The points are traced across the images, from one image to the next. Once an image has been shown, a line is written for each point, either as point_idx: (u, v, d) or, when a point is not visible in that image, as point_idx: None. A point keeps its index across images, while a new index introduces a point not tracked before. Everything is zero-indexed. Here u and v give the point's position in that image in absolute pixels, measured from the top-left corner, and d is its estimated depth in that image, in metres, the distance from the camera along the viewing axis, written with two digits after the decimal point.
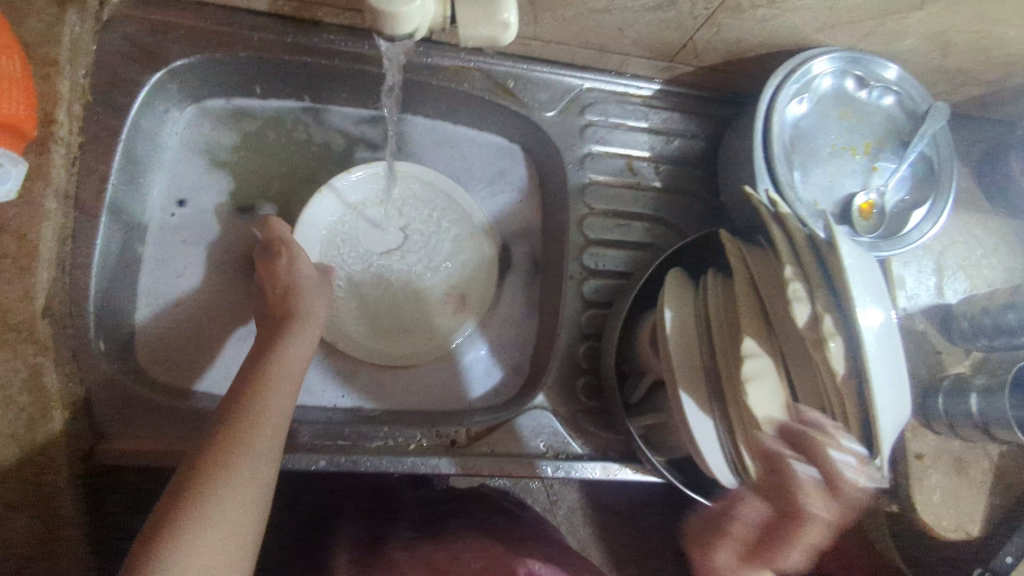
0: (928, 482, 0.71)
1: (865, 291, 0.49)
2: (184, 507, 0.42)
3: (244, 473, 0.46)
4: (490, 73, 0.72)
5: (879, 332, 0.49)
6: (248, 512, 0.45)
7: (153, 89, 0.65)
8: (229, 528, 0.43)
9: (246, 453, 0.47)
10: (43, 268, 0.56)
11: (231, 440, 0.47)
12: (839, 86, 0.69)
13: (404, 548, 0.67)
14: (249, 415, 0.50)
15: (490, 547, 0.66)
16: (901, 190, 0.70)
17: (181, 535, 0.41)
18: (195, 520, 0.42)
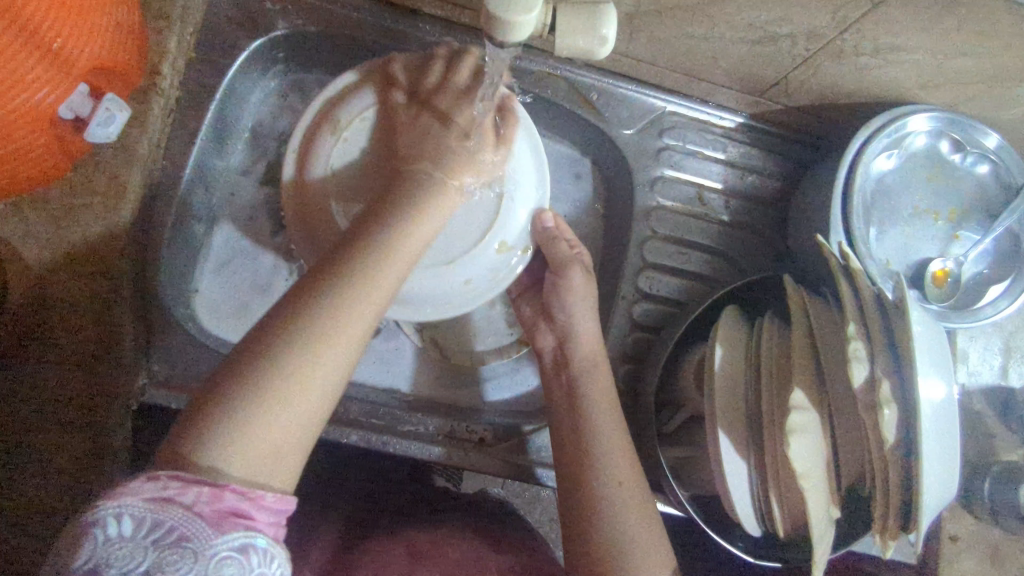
0: (959, 565, 0.68)
1: (930, 364, 0.48)
2: (241, 388, 0.40)
3: (317, 373, 0.42)
4: (575, 83, 0.72)
5: (937, 408, 0.47)
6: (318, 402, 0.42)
7: (251, 55, 0.68)
8: (291, 422, 0.41)
9: (329, 349, 0.42)
10: (127, 208, 0.60)
11: (314, 324, 0.42)
12: (933, 146, 0.67)
13: (388, 537, 0.68)
14: (338, 309, 0.43)
15: (475, 547, 0.67)
16: (979, 263, 0.68)
17: (239, 419, 0.39)
18: (259, 406, 0.40)
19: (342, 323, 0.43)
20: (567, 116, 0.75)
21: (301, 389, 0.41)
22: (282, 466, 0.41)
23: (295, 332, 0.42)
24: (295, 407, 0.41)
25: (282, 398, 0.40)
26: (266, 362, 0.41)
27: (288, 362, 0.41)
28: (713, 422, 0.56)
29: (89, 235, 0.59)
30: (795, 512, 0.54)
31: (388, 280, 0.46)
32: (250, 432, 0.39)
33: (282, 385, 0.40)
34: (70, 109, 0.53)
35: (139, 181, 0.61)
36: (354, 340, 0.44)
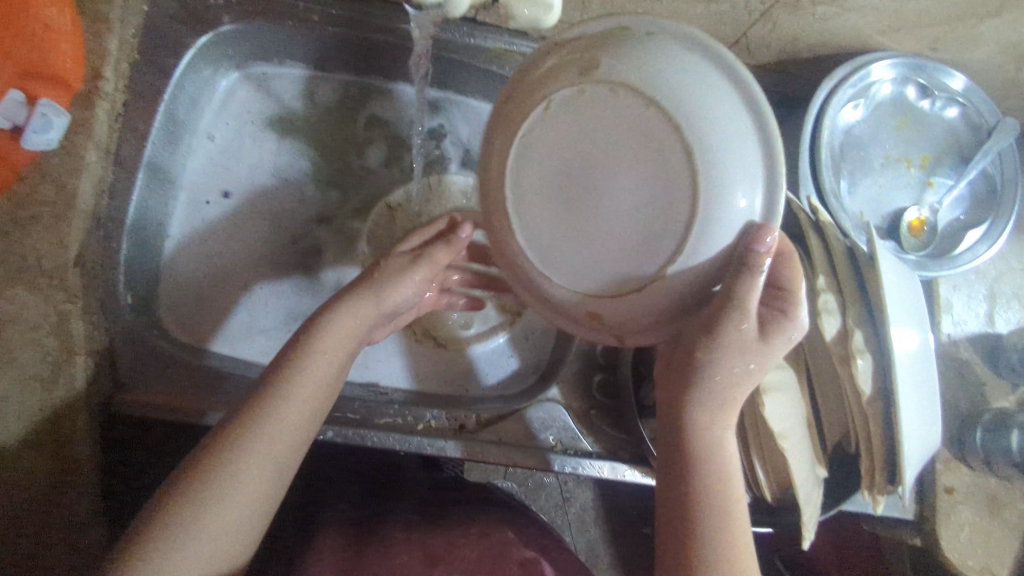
0: (957, 518, 0.67)
1: (902, 310, 0.47)
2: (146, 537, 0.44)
3: (223, 500, 0.46)
4: (533, 57, 0.69)
5: (912, 354, 0.46)
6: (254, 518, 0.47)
7: (198, 53, 0.68)
8: (203, 560, 0.44)
9: (224, 478, 0.46)
10: (79, 218, 0.58)
11: (244, 451, 0.47)
12: (899, 93, 0.65)
13: (401, 532, 0.70)
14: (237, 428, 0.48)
15: (491, 540, 0.70)
16: (956, 209, 0.66)
17: (142, 557, 0.43)
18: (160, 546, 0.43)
19: (252, 473, 0.47)
20: None
21: (216, 524, 0.45)
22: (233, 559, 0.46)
23: (195, 504, 0.45)
24: (212, 530, 0.45)
25: (218, 525, 0.45)
26: (202, 500, 0.45)
27: (210, 486, 0.46)
28: None
29: (40, 248, 0.56)
30: (779, 473, 0.53)
31: (299, 429, 0.50)
32: (192, 551, 0.44)
33: (207, 511, 0.45)
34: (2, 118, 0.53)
35: (88, 189, 0.58)
36: (269, 476, 0.48)
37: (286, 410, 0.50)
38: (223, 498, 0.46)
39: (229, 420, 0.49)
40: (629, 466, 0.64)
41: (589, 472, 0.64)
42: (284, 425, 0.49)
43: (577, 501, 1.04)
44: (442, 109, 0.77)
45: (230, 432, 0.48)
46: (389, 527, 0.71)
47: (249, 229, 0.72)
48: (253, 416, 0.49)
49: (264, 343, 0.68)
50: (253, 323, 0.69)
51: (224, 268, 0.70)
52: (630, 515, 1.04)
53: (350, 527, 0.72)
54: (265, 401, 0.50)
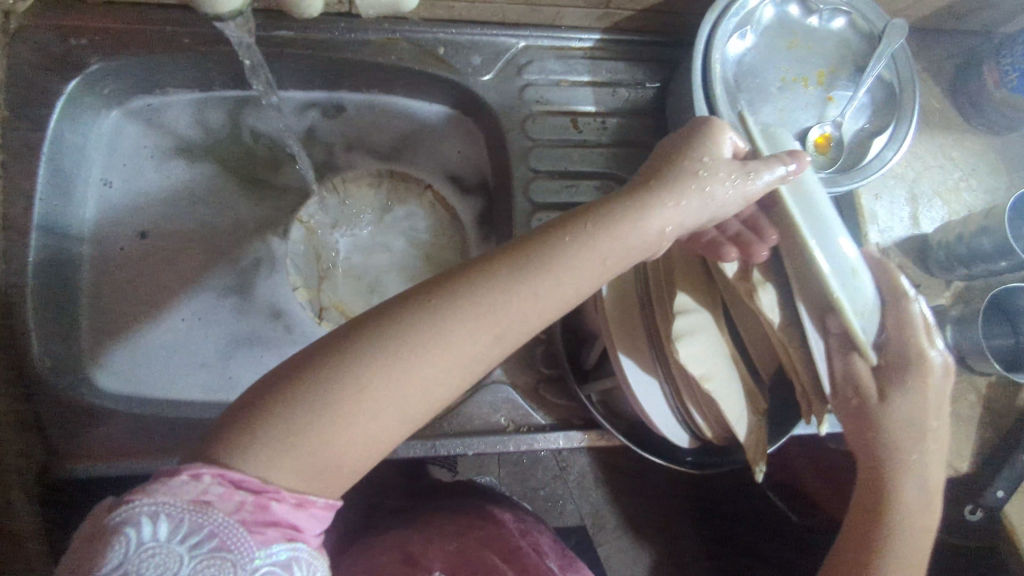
0: None
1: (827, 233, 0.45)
2: (288, 406, 0.37)
3: (387, 380, 0.39)
4: (418, 42, 0.70)
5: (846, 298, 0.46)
6: (383, 435, 0.40)
7: (70, 99, 0.65)
8: (345, 442, 0.38)
9: (438, 358, 0.40)
10: None
11: (476, 338, 0.41)
12: (783, 14, 0.65)
13: (380, 536, 0.70)
14: (481, 308, 0.41)
15: (470, 533, 0.70)
16: (860, 117, 0.66)
17: (280, 423, 0.37)
18: (301, 416, 0.37)
19: (459, 353, 0.40)
20: (419, 77, 0.72)
21: (365, 408, 0.39)
22: (347, 468, 0.39)
23: (342, 376, 0.38)
24: (356, 410, 0.39)
25: (354, 428, 0.38)
26: (321, 391, 0.38)
27: (424, 362, 0.40)
28: (611, 345, 0.52)
29: None
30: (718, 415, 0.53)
31: (571, 286, 0.43)
32: (311, 451, 0.37)
33: (360, 407, 0.38)
34: None
35: None
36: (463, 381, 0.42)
37: (490, 326, 0.41)
38: (389, 377, 0.39)
39: (470, 290, 0.41)
40: (583, 432, 0.64)
41: (545, 445, 0.64)
42: (532, 301, 0.41)
43: (575, 467, 1.05)
44: (341, 107, 0.76)
45: (444, 329, 0.40)
46: (364, 542, 0.70)
47: (168, 265, 0.70)
48: (477, 301, 0.41)
49: (206, 378, 0.67)
50: (170, 355, 0.68)
51: (151, 312, 0.69)
52: (625, 471, 1.06)
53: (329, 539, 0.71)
54: (468, 299, 0.41)
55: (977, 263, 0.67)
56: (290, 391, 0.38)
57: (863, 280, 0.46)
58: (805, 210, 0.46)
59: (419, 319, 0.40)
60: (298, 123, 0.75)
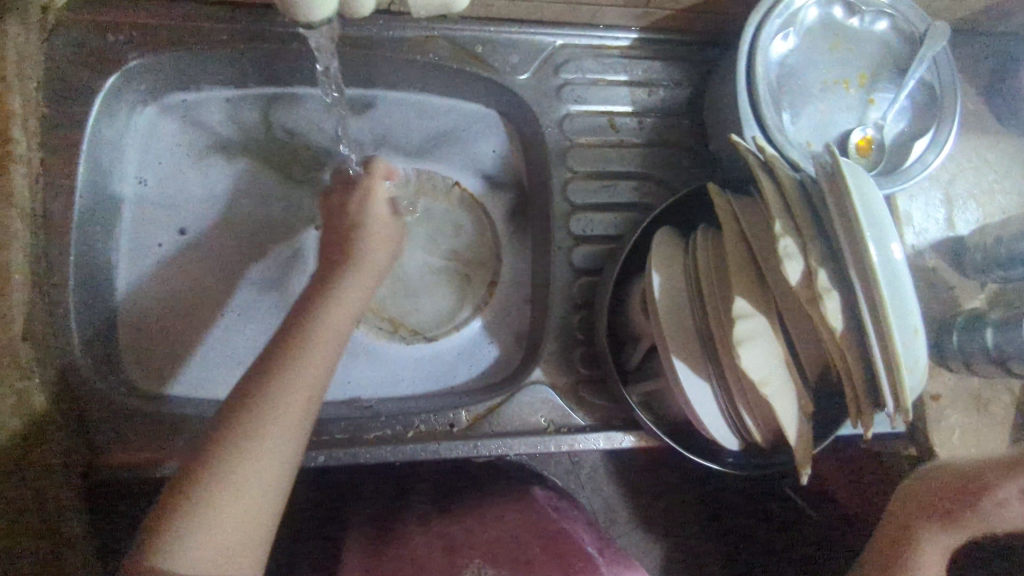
0: (946, 422, 0.69)
1: (888, 250, 0.45)
2: (186, 505, 0.44)
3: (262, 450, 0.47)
4: (456, 40, 0.69)
5: (911, 342, 0.45)
6: (260, 501, 0.46)
7: (108, 94, 0.64)
8: (235, 518, 0.45)
9: (239, 443, 0.46)
10: (18, 290, 0.55)
11: (253, 417, 0.47)
12: (827, 15, 0.65)
13: (420, 524, 0.70)
14: (246, 397, 0.48)
15: (509, 521, 0.71)
16: (900, 120, 0.66)
17: (189, 518, 0.44)
18: (191, 509, 0.44)
19: (263, 434, 0.47)
20: (456, 76, 0.71)
21: (246, 480, 0.45)
22: (240, 548, 0.45)
23: (227, 459, 0.46)
24: (243, 486, 0.45)
25: (236, 494, 0.45)
26: (218, 485, 0.45)
27: (233, 444, 0.46)
28: (664, 348, 0.53)
29: None
30: (769, 417, 0.53)
31: (309, 384, 0.50)
32: (209, 537, 0.44)
33: (241, 470, 0.45)
34: None
35: (22, 259, 0.56)
36: (280, 455, 0.48)
37: (290, 400, 0.48)
38: (227, 464, 0.45)
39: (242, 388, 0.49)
40: (623, 433, 0.65)
41: (585, 446, 0.65)
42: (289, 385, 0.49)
43: (587, 462, 1.01)
44: (375, 105, 0.74)
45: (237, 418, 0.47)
46: (400, 525, 0.70)
47: (205, 268, 0.70)
48: (263, 391, 0.48)
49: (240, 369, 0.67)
50: (211, 356, 0.68)
51: (189, 312, 0.68)
52: None
53: (368, 527, 0.72)
54: (264, 395, 0.48)
55: (1015, 266, 0.67)
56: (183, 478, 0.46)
57: (920, 340, 0.45)
58: (893, 251, 0.45)
59: (247, 410, 0.48)
60: (333, 122, 0.74)
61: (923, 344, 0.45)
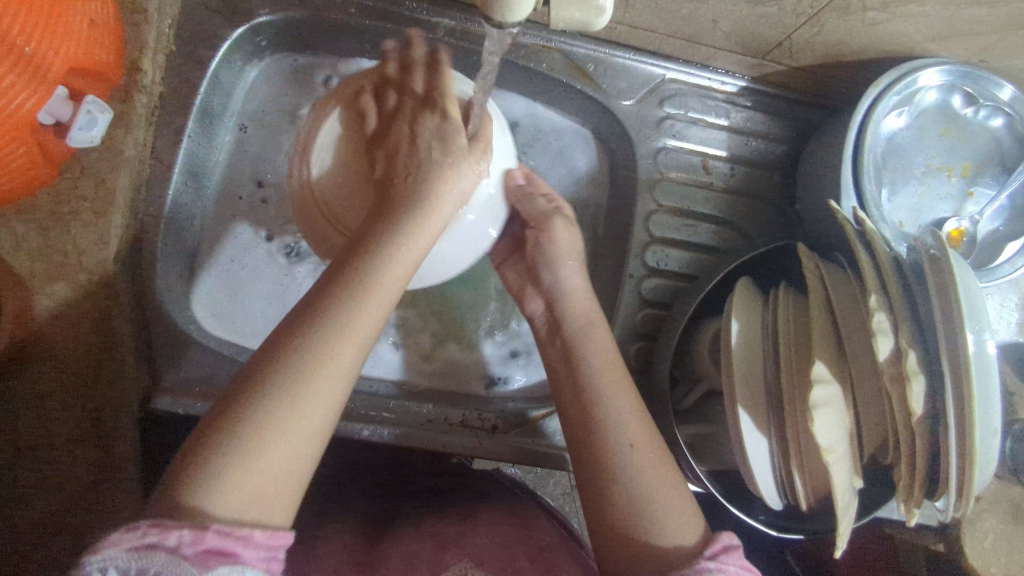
0: (982, 526, 0.68)
1: (984, 341, 0.44)
2: (221, 440, 0.39)
3: (313, 393, 0.41)
4: (571, 55, 0.70)
5: (991, 439, 0.45)
6: (303, 449, 0.41)
7: (233, 45, 0.65)
8: (276, 462, 0.39)
9: (292, 367, 0.41)
10: (117, 213, 0.57)
11: (313, 341, 0.42)
12: (945, 101, 0.65)
13: (415, 526, 0.64)
14: (311, 316, 0.44)
15: (506, 529, 0.64)
16: (996, 219, 0.66)
17: (215, 458, 0.38)
18: (224, 449, 0.38)
19: (323, 365, 0.42)
20: (563, 89, 0.72)
21: (294, 419, 0.40)
22: (275, 493, 0.39)
23: (270, 399, 0.40)
24: (287, 430, 0.40)
25: (282, 434, 0.40)
26: (256, 418, 0.40)
27: (288, 375, 0.41)
28: (731, 397, 0.54)
29: (83, 244, 0.56)
30: (819, 485, 0.53)
31: (375, 317, 0.45)
32: (232, 485, 0.38)
33: (292, 410, 0.40)
34: (50, 114, 0.52)
35: (126, 184, 0.58)
36: (335, 395, 0.42)
37: (352, 333, 0.44)
38: (284, 399, 0.40)
39: (307, 302, 0.45)
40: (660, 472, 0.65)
41: None
42: (360, 310, 0.44)
43: None
44: None
45: (274, 362, 0.42)
46: (395, 528, 0.64)
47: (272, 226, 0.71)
48: (321, 320, 0.43)
49: (270, 285, 0.69)
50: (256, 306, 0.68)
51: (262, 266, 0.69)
52: None
53: (363, 522, 0.66)
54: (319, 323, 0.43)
55: None
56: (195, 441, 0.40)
57: (998, 440, 0.45)
58: (990, 349, 0.44)
59: (302, 332, 0.43)
60: None
61: (999, 446, 0.45)
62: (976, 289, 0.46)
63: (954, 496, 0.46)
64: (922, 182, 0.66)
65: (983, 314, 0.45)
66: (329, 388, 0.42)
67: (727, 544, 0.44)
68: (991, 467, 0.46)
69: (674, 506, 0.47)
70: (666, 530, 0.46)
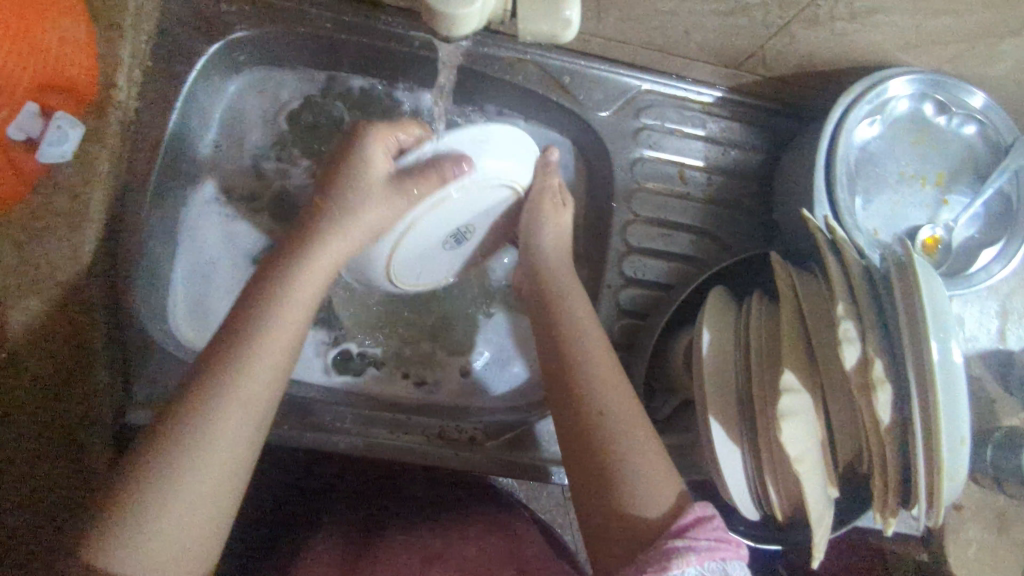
0: (965, 535, 0.67)
1: (950, 348, 0.44)
2: (126, 504, 0.42)
3: (201, 454, 0.44)
4: (546, 67, 0.71)
5: (959, 448, 0.45)
6: (211, 509, 0.44)
7: (209, 60, 0.66)
8: (179, 517, 0.43)
9: (194, 429, 0.45)
10: (91, 228, 0.57)
11: (211, 402, 0.46)
12: (917, 109, 0.65)
13: (400, 537, 0.62)
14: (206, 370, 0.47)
15: (492, 541, 0.63)
16: (971, 226, 0.66)
17: (124, 518, 0.42)
18: (130, 511, 0.42)
19: (208, 428, 0.45)
20: (540, 102, 0.73)
21: (193, 483, 0.43)
22: (188, 552, 0.43)
23: (153, 466, 0.43)
24: (188, 492, 0.43)
25: (181, 496, 0.43)
26: (157, 483, 0.43)
27: (172, 437, 0.44)
28: (703, 407, 0.53)
29: (54, 259, 0.56)
30: (793, 495, 0.52)
31: (268, 370, 0.48)
32: (137, 544, 0.41)
33: (180, 474, 0.43)
34: (21, 130, 0.55)
35: (100, 199, 0.58)
36: (237, 451, 0.46)
37: (242, 388, 0.47)
38: (170, 463, 0.43)
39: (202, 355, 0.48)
40: None
41: None
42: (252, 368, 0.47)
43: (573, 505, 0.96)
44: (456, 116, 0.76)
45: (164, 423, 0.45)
46: (379, 536, 0.62)
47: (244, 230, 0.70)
48: (205, 382, 0.46)
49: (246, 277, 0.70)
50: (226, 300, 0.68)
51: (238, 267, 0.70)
52: None
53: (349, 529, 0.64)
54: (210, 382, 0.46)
55: None
56: (121, 483, 0.43)
57: (967, 448, 0.45)
58: (957, 358, 0.44)
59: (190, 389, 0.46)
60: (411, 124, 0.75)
61: (967, 454, 0.45)
62: (943, 296, 0.46)
63: (925, 504, 0.45)
64: (896, 190, 0.66)
65: (950, 321, 0.45)
66: (226, 449, 0.45)
67: (700, 516, 0.45)
68: (961, 476, 0.46)
69: (655, 481, 0.48)
70: (636, 491, 0.48)
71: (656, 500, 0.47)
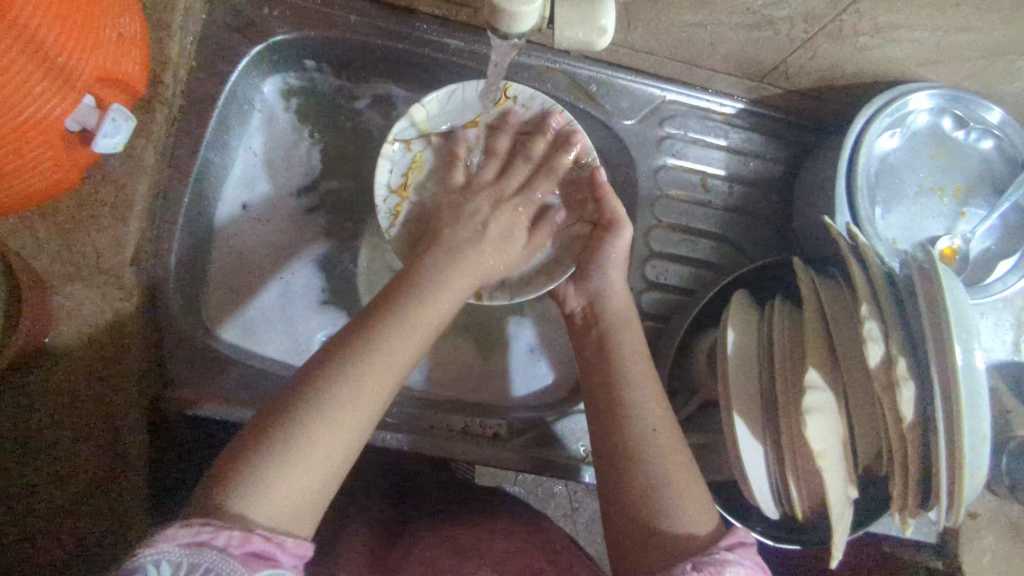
0: (978, 542, 0.68)
1: (972, 349, 0.46)
2: (263, 452, 0.42)
3: (340, 409, 0.44)
4: (574, 76, 0.73)
5: (980, 446, 0.46)
6: (340, 461, 0.44)
7: (251, 61, 0.68)
8: (316, 471, 0.43)
9: (329, 386, 0.45)
10: (135, 218, 0.60)
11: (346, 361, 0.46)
12: (936, 124, 0.67)
13: (428, 532, 0.63)
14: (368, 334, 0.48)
15: (518, 537, 0.64)
16: (987, 238, 0.67)
17: (259, 469, 0.41)
18: (270, 458, 0.42)
19: (355, 385, 0.45)
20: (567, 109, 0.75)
21: (330, 434, 0.44)
22: (315, 504, 0.43)
23: (297, 416, 0.43)
24: (326, 442, 0.43)
25: (318, 447, 0.43)
26: (296, 434, 0.43)
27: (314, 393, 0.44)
28: (727, 404, 0.55)
29: (99, 247, 0.58)
30: (814, 494, 0.53)
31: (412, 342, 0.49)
32: (275, 494, 0.41)
33: (321, 425, 0.43)
34: (77, 121, 0.54)
35: (145, 191, 0.61)
36: (368, 412, 0.46)
37: (384, 350, 0.47)
38: (315, 414, 0.43)
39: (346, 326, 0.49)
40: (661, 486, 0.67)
41: None
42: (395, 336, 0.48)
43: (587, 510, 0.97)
44: None
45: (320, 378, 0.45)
46: (405, 535, 0.64)
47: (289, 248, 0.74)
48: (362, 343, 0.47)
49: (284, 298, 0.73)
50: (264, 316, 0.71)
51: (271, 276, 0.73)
52: None
53: (375, 527, 0.65)
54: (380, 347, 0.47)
55: None
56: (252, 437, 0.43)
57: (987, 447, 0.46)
58: (979, 362, 0.46)
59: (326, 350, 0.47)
60: None
61: (988, 453, 0.46)
62: (965, 299, 0.47)
63: (946, 504, 0.47)
64: (914, 201, 0.68)
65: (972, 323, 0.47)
66: (361, 406, 0.45)
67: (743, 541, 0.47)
68: (980, 476, 0.47)
69: (688, 497, 0.50)
70: (679, 513, 0.49)
71: (694, 524, 0.49)
